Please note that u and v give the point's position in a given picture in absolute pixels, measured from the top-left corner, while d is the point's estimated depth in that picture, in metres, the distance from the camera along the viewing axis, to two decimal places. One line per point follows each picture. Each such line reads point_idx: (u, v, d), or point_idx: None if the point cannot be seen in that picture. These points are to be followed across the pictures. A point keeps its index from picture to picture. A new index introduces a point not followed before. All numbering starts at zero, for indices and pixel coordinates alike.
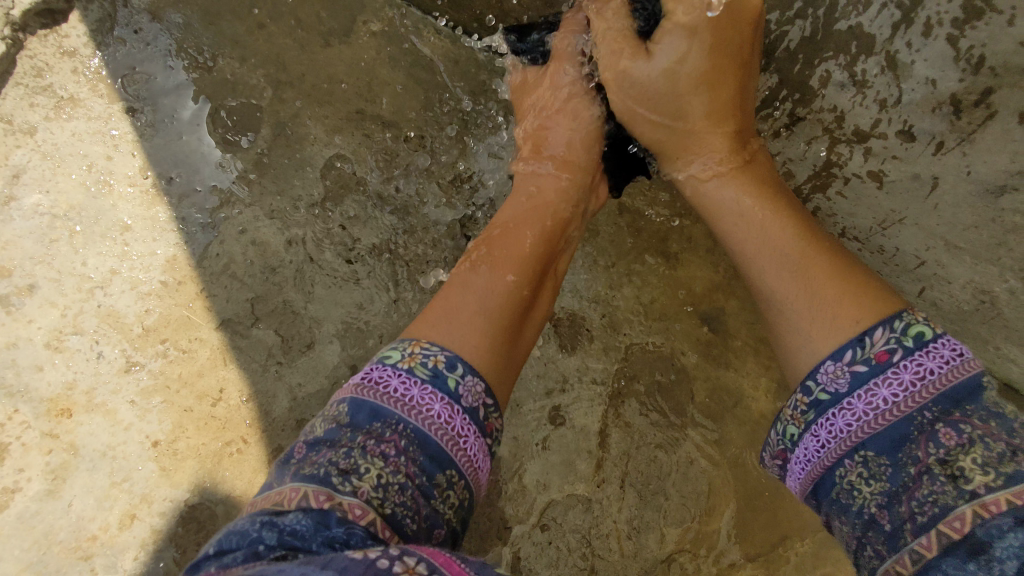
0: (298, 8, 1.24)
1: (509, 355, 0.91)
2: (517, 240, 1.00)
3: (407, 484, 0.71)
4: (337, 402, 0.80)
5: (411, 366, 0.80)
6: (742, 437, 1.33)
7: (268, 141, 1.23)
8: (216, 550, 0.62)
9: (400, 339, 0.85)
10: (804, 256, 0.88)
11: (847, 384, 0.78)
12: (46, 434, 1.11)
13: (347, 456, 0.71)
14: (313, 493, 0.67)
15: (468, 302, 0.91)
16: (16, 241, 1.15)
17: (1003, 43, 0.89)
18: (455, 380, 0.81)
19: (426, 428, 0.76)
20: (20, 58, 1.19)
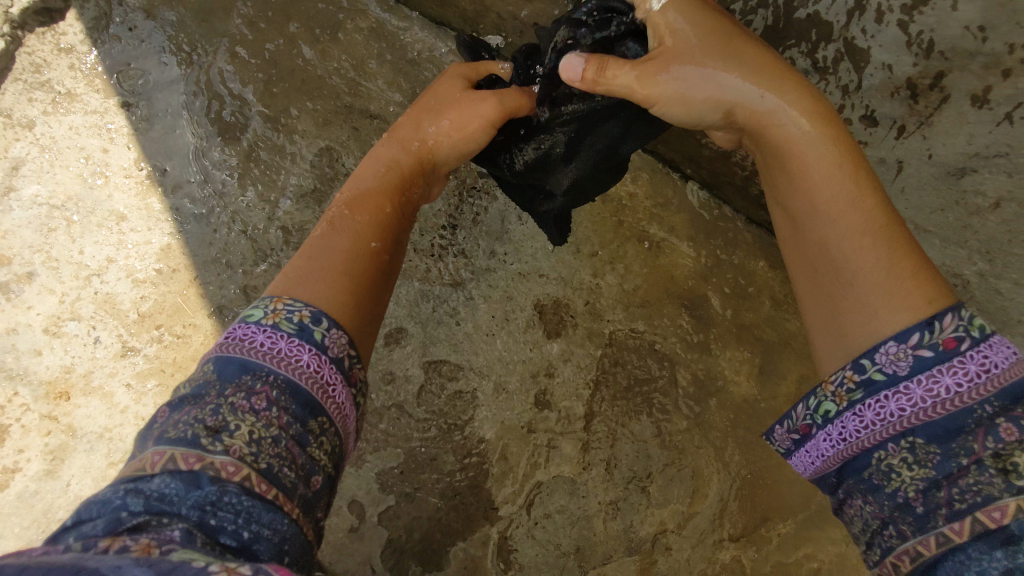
0: (288, 6, 1.28)
1: (374, 314, 0.83)
2: (373, 201, 0.91)
3: (281, 436, 0.66)
4: (204, 361, 0.73)
5: (275, 321, 0.73)
6: (724, 421, 1.36)
7: (258, 133, 1.27)
8: (75, 520, 0.58)
9: (262, 296, 0.77)
10: (886, 220, 0.79)
11: (908, 367, 0.71)
12: (45, 416, 1.15)
13: (213, 413, 0.66)
14: (180, 456, 0.62)
15: (332, 262, 0.82)
16: (15, 230, 1.19)
17: (951, 28, 0.90)
18: (321, 333, 0.74)
19: (296, 377, 0.70)
20: (19, 54, 1.23)
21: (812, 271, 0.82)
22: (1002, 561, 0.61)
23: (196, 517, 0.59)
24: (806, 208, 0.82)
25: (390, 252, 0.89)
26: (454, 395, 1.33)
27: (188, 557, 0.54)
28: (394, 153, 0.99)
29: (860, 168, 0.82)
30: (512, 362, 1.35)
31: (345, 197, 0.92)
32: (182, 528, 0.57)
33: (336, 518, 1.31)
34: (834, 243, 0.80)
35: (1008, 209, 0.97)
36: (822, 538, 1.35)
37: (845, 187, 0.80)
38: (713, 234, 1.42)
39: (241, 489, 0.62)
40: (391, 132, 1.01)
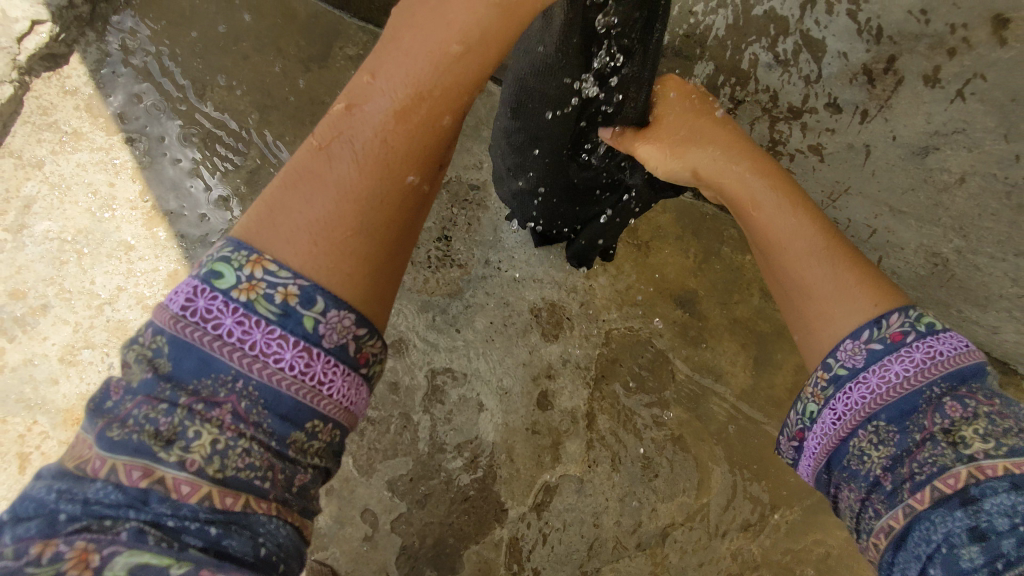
0: (280, 40, 1.39)
1: (394, 275, 0.65)
2: (421, 114, 0.64)
3: (253, 446, 0.55)
4: (155, 328, 0.57)
5: (250, 300, 0.56)
6: (724, 411, 1.40)
7: (257, 160, 1.35)
8: (9, 515, 0.51)
9: (239, 244, 0.58)
10: (830, 244, 0.79)
11: (863, 359, 0.71)
12: (63, 442, 1.18)
13: (168, 416, 0.53)
14: (123, 468, 0.52)
15: (339, 219, 0.61)
16: (29, 265, 1.24)
17: (894, 13, 0.95)
18: (314, 321, 0.57)
19: (270, 381, 0.55)
20: (26, 98, 1.28)
21: (780, 290, 0.83)
22: (964, 521, 0.59)
23: (150, 517, 0.51)
24: (762, 247, 0.84)
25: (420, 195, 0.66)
26: (458, 400, 1.37)
27: (137, 565, 0.48)
28: (480, 12, 0.64)
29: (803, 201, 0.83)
30: (512, 367, 1.39)
31: (380, 87, 0.63)
32: (132, 528, 0.50)
33: (350, 528, 1.33)
34: (789, 276, 0.80)
35: (972, 183, 1.00)
36: (829, 524, 1.37)
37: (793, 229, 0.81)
38: (699, 230, 1.47)
39: (201, 506, 0.52)
40: None
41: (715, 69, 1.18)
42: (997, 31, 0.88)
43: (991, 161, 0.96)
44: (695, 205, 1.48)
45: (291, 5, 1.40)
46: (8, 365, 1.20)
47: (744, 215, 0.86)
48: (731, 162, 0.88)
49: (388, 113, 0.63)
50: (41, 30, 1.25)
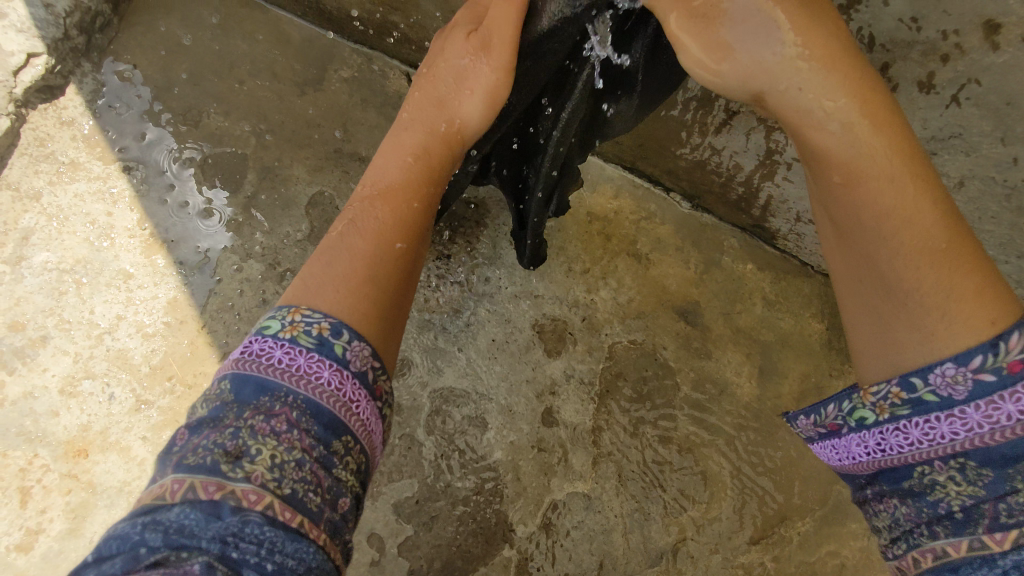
0: (274, 64, 1.40)
1: (395, 318, 0.82)
2: (399, 199, 0.89)
3: (304, 459, 0.64)
4: (221, 379, 0.70)
5: (293, 335, 0.71)
6: (731, 424, 1.38)
7: (255, 184, 1.34)
8: (95, 555, 0.58)
9: (279, 308, 0.75)
10: (947, 238, 0.70)
11: (965, 392, 0.64)
12: (65, 475, 1.17)
13: (234, 436, 0.63)
14: (201, 484, 0.60)
15: (352, 271, 0.80)
16: (28, 297, 1.23)
17: (886, 22, 0.91)
18: (342, 347, 0.72)
19: (317, 397, 0.68)
20: (24, 131, 1.29)
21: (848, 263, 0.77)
22: None
23: (219, 547, 0.58)
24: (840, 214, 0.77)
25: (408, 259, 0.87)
26: (463, 420, 1.36)
27: None
28: (422, 136, 0.95)
29: (917, 175, 0.72)
30: (516, 384, 1.38)
31: (366, 193, 0.90)
32: (202, 561, 0.56)
33: (357, 553, 1.31)
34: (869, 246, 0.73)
35: (971, 187, 1.02)
36: (843, 534, 1.34)
37: (901, 208, 0.71)
38: (699, 241, 1.47)
39: (264, 516, 0.60)
40: (412, 119, 0.96)
41: None
42: (989, 36, 0.87)
43: (988, 164, 0.98)
44: (693, 215, 1.48)
45: (284, 30, 1.41)
46: (8, 398, 1.18)
47: (818, 167, 0.78)
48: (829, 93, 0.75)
49: (373, 204, 0.88)
50: (38, 63, 1.25)
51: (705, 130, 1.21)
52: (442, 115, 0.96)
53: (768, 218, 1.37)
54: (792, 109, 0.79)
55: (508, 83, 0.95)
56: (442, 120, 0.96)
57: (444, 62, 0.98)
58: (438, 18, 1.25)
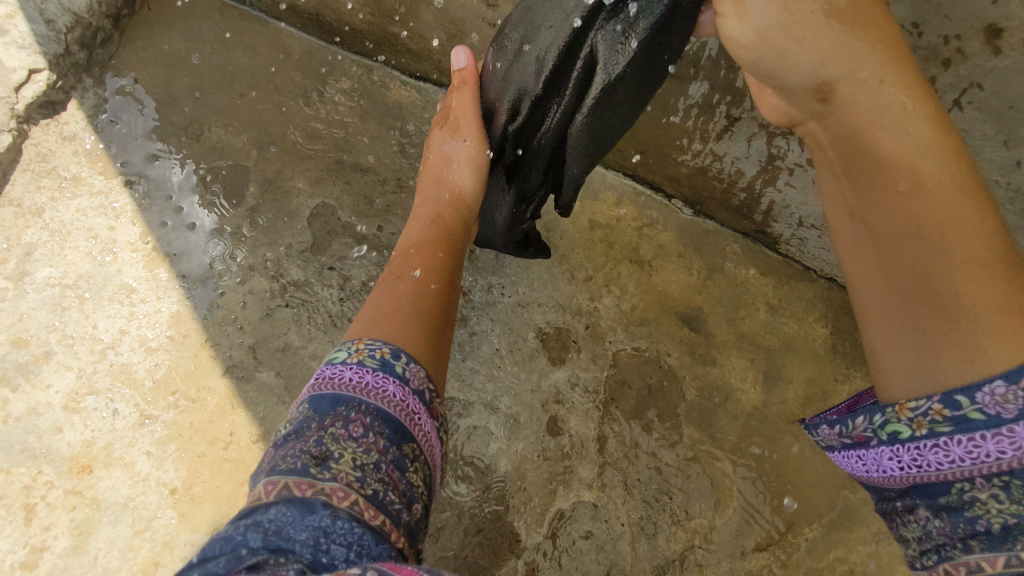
0: (275, 76, 1.40)
1: (444, 350, 0.86)
2: (428, 253, 0.98)
3: (382, 460, 0.67)
4: (295, 406, 0.74)
5: (359, 358, 0.75)
6: (736, 430, 1.38)
7: (256, 196, 1.34)
8: (197, 560, 0.58)
9: (342, 342, 0.80)
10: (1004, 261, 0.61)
11: (1019, 410, 0.56)
12: (69, 492, 1.16)
13: (318, 443, 0.66)
14: (294, 484, 0.62)
15: (399, 307, 0.86)
16: (31, 312, 1.23)
17: None
18: (403, 366, 0.76)
19: (386, 406, 0.71)
20: (25, 147, 1.29)
21: (885, 280, 0.67)
22: None
23: (316, 543, 0.58)
24: (885, 226, 0.66)
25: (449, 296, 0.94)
26: (468, 429, 1.35)
27: None
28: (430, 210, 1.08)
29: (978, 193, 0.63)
30: (521, 393, 1.37)
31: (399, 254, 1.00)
32: (297, 567, 0.55)
33: None
34: (923, 262, 0.63)
35: None
36: (852, 540, 1.33)
37: (956, 222, 0.62)
38: (701, 247, 1.47)
39: (353, 511, 0.62)
40: (423, 199, 1.11)
41: (709, 88, 1.11)
42: (990, 40, 0.87)
43: (991, 167, 0.98)
44: (694, 221, 1.48)
45: (284, 42, 1.42)
46: (12, 415, 1.18)
47: (864, 168, 0.67)
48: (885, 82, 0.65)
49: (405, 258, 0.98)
50: (39, 79, 1.26)
51: (707, 135, 1.20)
52: (443, 188, 1.10)
53: (770, 223, 1.36)
54: (858, 100, 0.67)
55: (484, 146, 1.08)
56: (443, 193, 1.10)
57: (433, 152, 1.13)
58: (437, 28, 1.25)
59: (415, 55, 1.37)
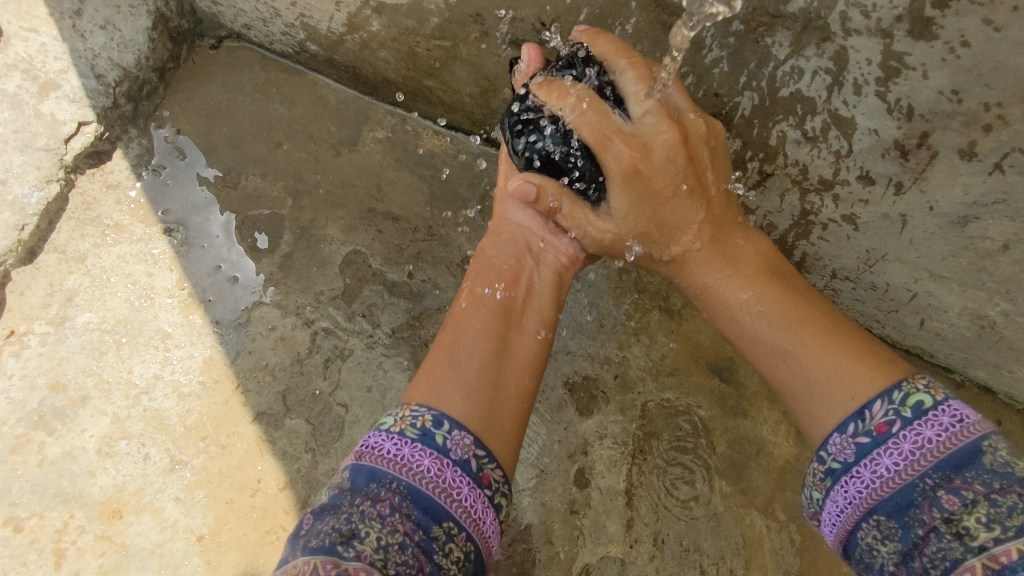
0: (311, 126, 1.44)
1: (495, 403, 0.89)
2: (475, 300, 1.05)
3: (407, 542, 0.70)
4: (339, 473, 0.80)
5: (401, 428, 0.81)
6: (769, 485, 1.33)
7: (290, 244, 1.37)
8: None
9: (393, 407, 0.86)
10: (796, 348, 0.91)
11: (853, 454, 0.78)
12: (99, 537, 1.18)
13: (347, 521, 0.70)
14: (319, 563, 0.64)
15: (442, 367, 0.92)
16: (70, 357, 1.25)
17: (924, 94, 0.91)
18: (442, 436, 0.80)
19: (416, 483, 0.75)
20: (71, 196, 1.33)
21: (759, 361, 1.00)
22: None
23: None
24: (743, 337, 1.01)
25: (516, 333, 1.02)
26: None
27: None
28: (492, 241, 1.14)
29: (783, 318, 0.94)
30: (548, 444, 1.36)
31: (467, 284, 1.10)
32: None
33: None
34: (763, 361, 0.96)
35: (1017, 251, 0.96)
36: None
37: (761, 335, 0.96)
38: None
39: None
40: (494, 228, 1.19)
41: (742, 145, 1.11)
42: None
43: None
44: None
45: (321, 93, 1.46)
46: (47, 459, 1.20)
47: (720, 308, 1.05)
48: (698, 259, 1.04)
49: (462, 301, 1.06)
50: (88, 130, 1.31)
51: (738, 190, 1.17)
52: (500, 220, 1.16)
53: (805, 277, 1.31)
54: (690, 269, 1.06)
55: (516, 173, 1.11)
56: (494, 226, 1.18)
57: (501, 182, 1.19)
58: (471, 82, 1.28)
59: (447, 106, 1.39)
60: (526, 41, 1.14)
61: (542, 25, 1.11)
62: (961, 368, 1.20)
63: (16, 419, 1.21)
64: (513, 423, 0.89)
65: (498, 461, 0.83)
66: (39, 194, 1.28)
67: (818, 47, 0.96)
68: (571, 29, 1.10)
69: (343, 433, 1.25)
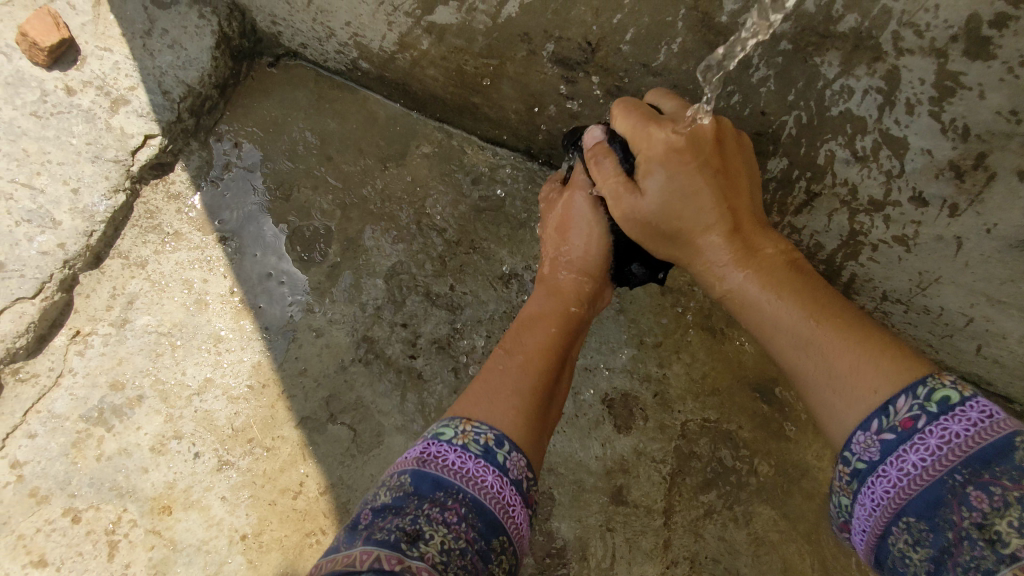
0: (361, 141, 1.48)
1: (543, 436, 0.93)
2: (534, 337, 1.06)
3: (468, 550, 0.72)
4: (398, 472, 0.82)
5: (465, 442, 0.82)
6: (812, 512, 1.30)
7: (338, 254, 1.41)
8: None
9: (449, 418, 0.87)
10: (817, 334, 0.88)
11: (878, 452, 0.76)
12: (150, 531, 1.22)
13: (413, 521, 0.72)
14: (385, 557, 0.67)
15: (501, 390, 0.93)
16: (129, 357, 1.32)
17: (981, 115, 0.88)
18: (504, 455, 0.82)
19: (481, 497, 0.77)
20: (136, 205, 1.40)
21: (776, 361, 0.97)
22: None
23: None
24: (763, 332, 0.97)
25: (561, 377, 1.06)
26: None
27: None
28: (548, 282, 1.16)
29: (807, 305, 0.91)
30: (585, 460, 1.35)
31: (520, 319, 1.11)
32: None
33: None
34: (781, 354, 0.93)
35: None
36: None
37: (780, 324, 0.94)
38: None
39: None
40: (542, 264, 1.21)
41: (789, 164, 1.10)
42: None
43: None
44: None
45: (371, 109, 1.50)
46: (105, 454, 1.26)
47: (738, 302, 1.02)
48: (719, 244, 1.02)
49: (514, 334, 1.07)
50: (153, 143, 1.38)
51: (784, 210, 1.16)
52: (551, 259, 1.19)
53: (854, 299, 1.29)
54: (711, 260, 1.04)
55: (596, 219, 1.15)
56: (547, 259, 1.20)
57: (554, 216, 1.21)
58: (517, 99, 1.30)
59: (493, 122, 1.42)
60: (573, 60, 1.16)
61: (588, 46, 1.12)
62: (1021, 398, 1.15)
63: (78, 415, 1.27)
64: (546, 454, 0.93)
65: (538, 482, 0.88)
66: (107, 203, 1.34)
67: (868, 67, 0.93)
68: (617, 48, 1.10)
69: (383, 441, 1.28)
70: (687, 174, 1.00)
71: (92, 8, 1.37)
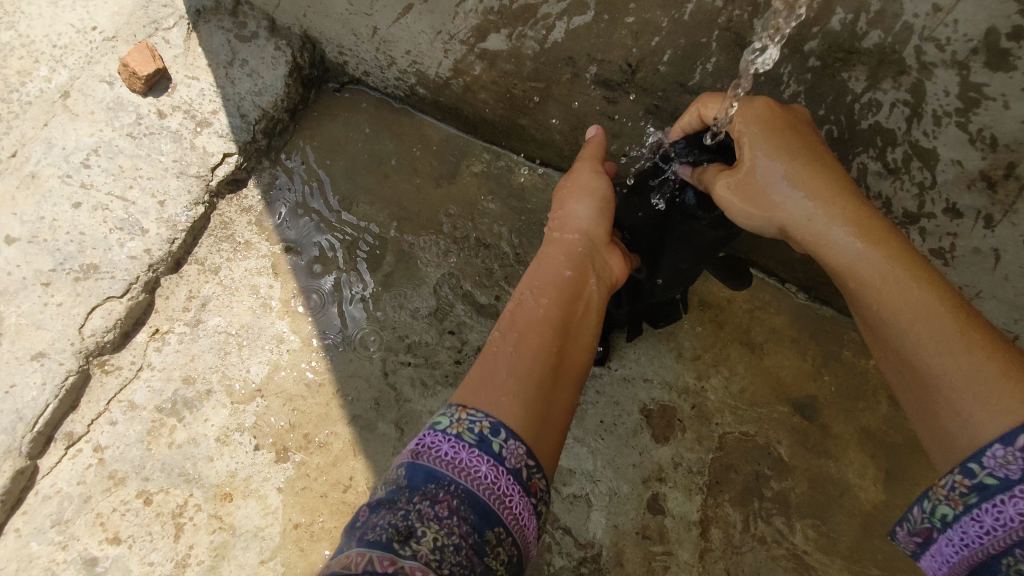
0: (417, 161, 1.59)
1: (549, 414, 0.87)
2: (532, 311, 0.99)
3: (462, 544, 0.69)
4: (395, 467, 0.79)
5: (458, 430, 0.78)
6: (853, 530, 1.29)
7: (391, 265, 1.50)
8: None
9: (445, 407, 0.83)
10: (949, 328, 0.75)
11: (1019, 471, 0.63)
12: (213, 515, 1.32)
13: (404, 518, 0.69)
14: (376, 559, 0.64)
15: (496, 372, 0.88)
16: (200, 354, 1.43)
17: (1008, 124, 0.91)
18: (500, 444, 0.78)
19: (474, 487, 0.73)
20: (213, 216, 1.54)
21: (886, 358, 0.83)
22: None
23: None
24: (878, 320, 0.82)
25: (569, 352, 0.98)
26: (568, 499, 1.37)
27: None
28: (553, 244, 1.11)
29: (938, 296, 0.77)
30: (623, 466, 1.38)
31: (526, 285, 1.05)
32: None
33: None
34: (900, 347, 0.79)
35: None
36: None
37: (901, 313, 0.79)
38: (817, 335, 1.43)
39: None
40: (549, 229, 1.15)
41: None
42: None
43: None
44: (811, 307, 1.45)
45: (426, 133, 1.61)
46: (176, 442, 1.37)
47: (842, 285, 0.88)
48: (830, 221, 0.87)
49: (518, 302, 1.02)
50: (230, 161, 1.52)
51: None
52: (557, 223, 1.13)
53: None
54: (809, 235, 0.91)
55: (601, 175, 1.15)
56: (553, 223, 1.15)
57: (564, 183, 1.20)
58: (562, 121, 1.38)
59: (540, 143, 1.50)
60: (614, 81, 1.23)
61: (629, 67, 1.19)
62: None
63: (154, 405, 1.39)
64: (557, 437, 0.88)
65: (544, 471, 0.82)
66: (188, 213, 1.48)
67: (894, 80, 0.97)
68: (655, 69, 1.16)
69: None
70: (794, 145, 0.93)
71: (184, 42, 1.54)
